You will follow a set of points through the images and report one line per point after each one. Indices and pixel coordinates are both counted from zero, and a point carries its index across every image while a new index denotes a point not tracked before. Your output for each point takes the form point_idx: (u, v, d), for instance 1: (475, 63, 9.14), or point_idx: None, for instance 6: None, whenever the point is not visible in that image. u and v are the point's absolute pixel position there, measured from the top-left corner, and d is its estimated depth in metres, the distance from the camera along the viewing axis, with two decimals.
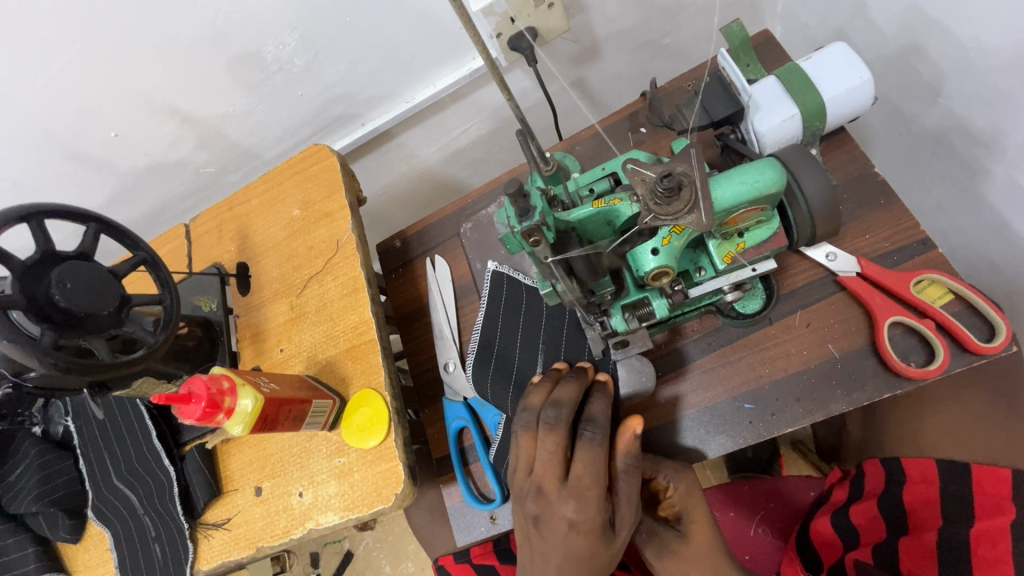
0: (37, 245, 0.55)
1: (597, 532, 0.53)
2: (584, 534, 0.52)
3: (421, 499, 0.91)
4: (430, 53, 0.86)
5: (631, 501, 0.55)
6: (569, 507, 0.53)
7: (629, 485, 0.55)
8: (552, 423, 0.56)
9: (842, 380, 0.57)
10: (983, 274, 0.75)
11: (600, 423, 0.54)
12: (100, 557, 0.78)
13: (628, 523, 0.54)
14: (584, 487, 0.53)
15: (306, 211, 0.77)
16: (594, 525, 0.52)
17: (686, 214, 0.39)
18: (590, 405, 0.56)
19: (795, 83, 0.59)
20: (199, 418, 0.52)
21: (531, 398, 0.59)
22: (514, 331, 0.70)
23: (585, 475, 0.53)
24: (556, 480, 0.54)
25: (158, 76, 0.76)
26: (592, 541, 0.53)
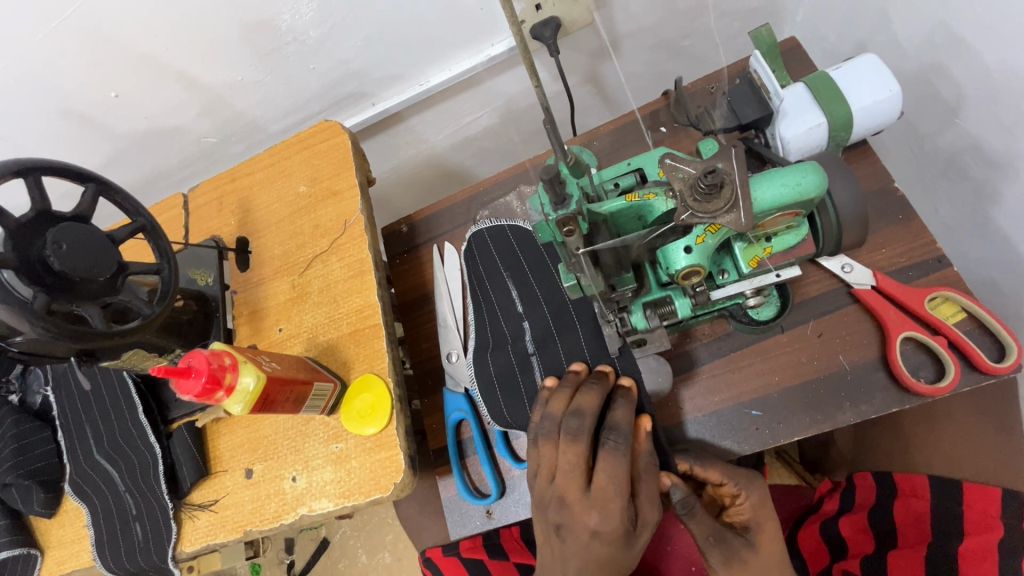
0: (33, 203, 0.52)
1: (620, 541, 0.52)
2: (608, 543, 0.52)
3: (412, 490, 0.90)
4: (448, 35, 0.84)
5: (652, 499, 0.54)
6: (592, 517, 0.52)
7: (648, 484, 0.54)
8: (574, 433, 0.55)
9: (851, 392, 0.57)
10: (985, 297, 0.76)
11: (623, 431, 0.54)
12: (75, 534, 0.75)
13: (651, 521, 0.54)
14: (608, 498, 0.52)
15: (313, 188, 0.75)
16: (617, 535, 0.52)
17: (724, 213, 0.38)
18: (613, 411, 0.56)
19: (824, 91, 0.58)
20: (198, 394, 0.49)
21: (552, 405, 0.58)
22: (521, 328, 0.69)
23: (608, 485, 0.52)
24: (579, 489, 0.54)
25: (166, 37, 0.73)
26: (614, 549, 0.52)
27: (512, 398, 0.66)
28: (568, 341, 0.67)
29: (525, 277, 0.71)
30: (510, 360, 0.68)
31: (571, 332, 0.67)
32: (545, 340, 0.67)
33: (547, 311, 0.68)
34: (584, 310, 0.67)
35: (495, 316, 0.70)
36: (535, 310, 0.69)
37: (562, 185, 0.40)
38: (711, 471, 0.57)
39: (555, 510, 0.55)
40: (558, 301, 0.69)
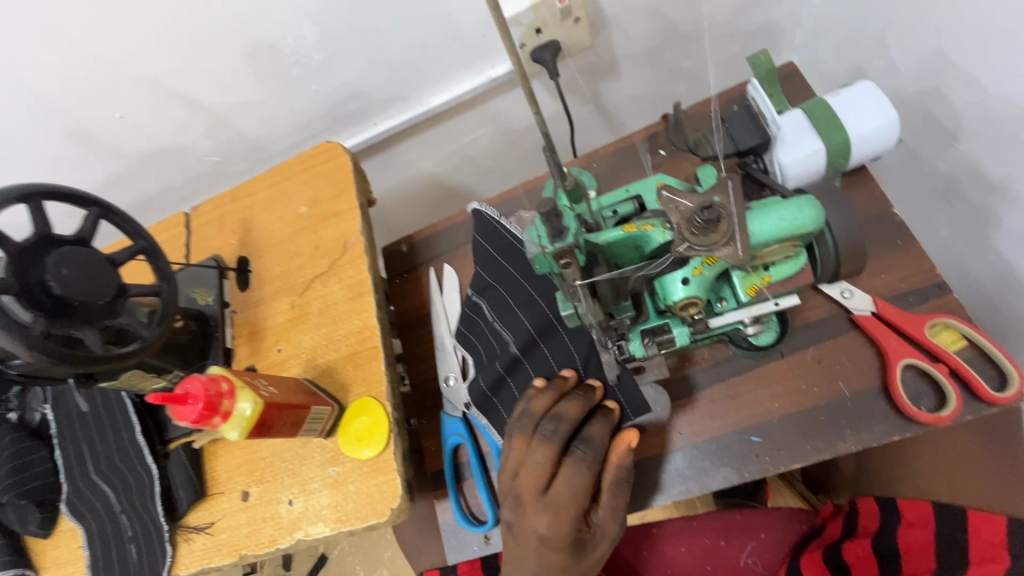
0: (34, 228, 0.52)
1: (565, 549, 0.54)
2: (553, 550, 0.55)
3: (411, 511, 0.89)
4: (450, 58, 0.85)
5: (614, 513, 0.56)
6: (541, 521, 0.55)
7: (616, 498, 0.56)
8: (547, 435, 0.56)
9: (851, 419, 0.57)
10: (984, 319, 0.76)
11: (594, 444, 0.56)
12: (70, 555, 0.74)
13: (607, 538, 0.56)
14: (562, 505, 0.54)
15: (314, 210, 0.75)
16: (562, 542, 0.54)
17: (722, 246, 0.38)
18: (591, 425, 0.57)
19: (821, 118, 0.59)
20: (194, 420, 0.49)
21: (533, 404, 0.59)
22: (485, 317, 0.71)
23: (566, 492, 0.54)
24: (536, 491, 0.55)
25: (171, 58, 0.74)
26: (560, 557, 0.55)
27: (485, 370, 0.68)
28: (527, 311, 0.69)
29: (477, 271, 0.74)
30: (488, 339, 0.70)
31: (531, 299, 0.69)
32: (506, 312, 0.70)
33: (497, 284, 0.71)
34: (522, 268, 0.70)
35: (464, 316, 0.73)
36: (495, 294, 0.71)
37: (560, 219, 0.39)
38: None
39: (511, 505, 0.58)
40: (498, 270, 0.72)
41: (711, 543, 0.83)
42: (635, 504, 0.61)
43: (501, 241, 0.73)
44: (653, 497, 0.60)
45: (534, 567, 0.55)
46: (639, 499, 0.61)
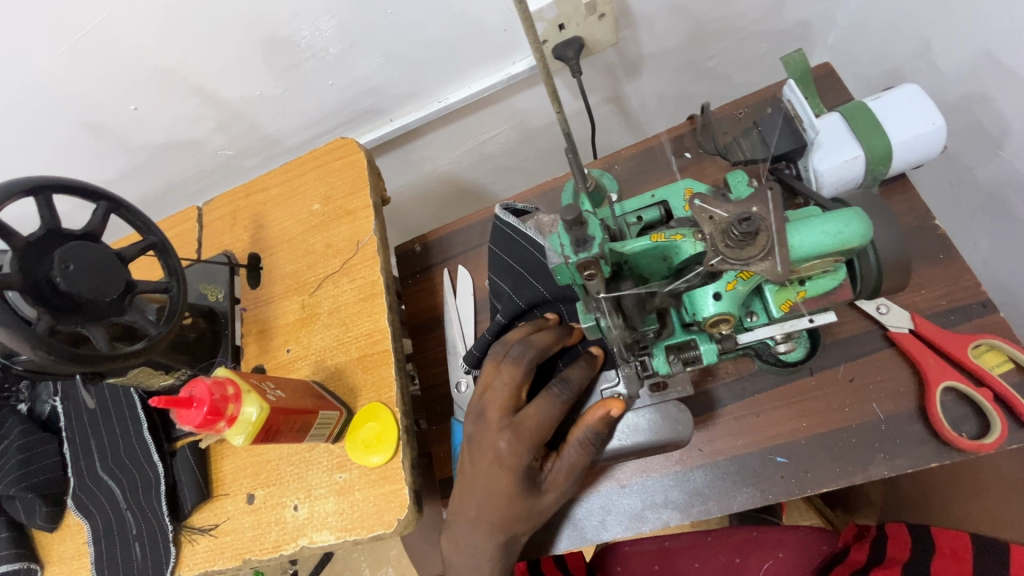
0: (42, 222, 0.51)
1: (516, 475, 0.53)
2: (505, 472, 0.53)
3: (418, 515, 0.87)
4: (470, 54, 0.83)
5: (573, 465, 0.53)
6: (502, 439, 0.53)
7: (579, 455, 0.53)
8: (516, 358, 0.56)
9: (885, 443, 0.54)
10: None
11: (572, 386, 0.55)
12: (75, 550, 0.74)
13: (559, 487, 0.54)
14: (525, 428, 0.53)
15: (327, 207, 0.74)
16: (516, 465, 0.52)
17: (759, 260, 0.35)
18: (570, 367, 0.56)
19: (861, 123, 0.55)
20: (198, 425, 0.47)
21: (512, 333, 0.61)
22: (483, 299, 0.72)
23: (531, 416, 0.53)
24: (502, 411, 0.55)
25: (185, 51, 0.72)
26: (510, 483, 0.53)
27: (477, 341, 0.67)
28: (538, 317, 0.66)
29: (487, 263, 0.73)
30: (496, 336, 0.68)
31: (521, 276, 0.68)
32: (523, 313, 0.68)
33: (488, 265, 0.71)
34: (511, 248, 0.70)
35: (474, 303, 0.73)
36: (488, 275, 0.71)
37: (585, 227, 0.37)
38: None
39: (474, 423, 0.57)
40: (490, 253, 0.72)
41: (726, 561, 0.79)
42: (650, 521, 0.59)
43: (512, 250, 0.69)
44: (669, 515, 0.58)
45: (482, 490, 0.54)
46: (655, 518, 0.58)
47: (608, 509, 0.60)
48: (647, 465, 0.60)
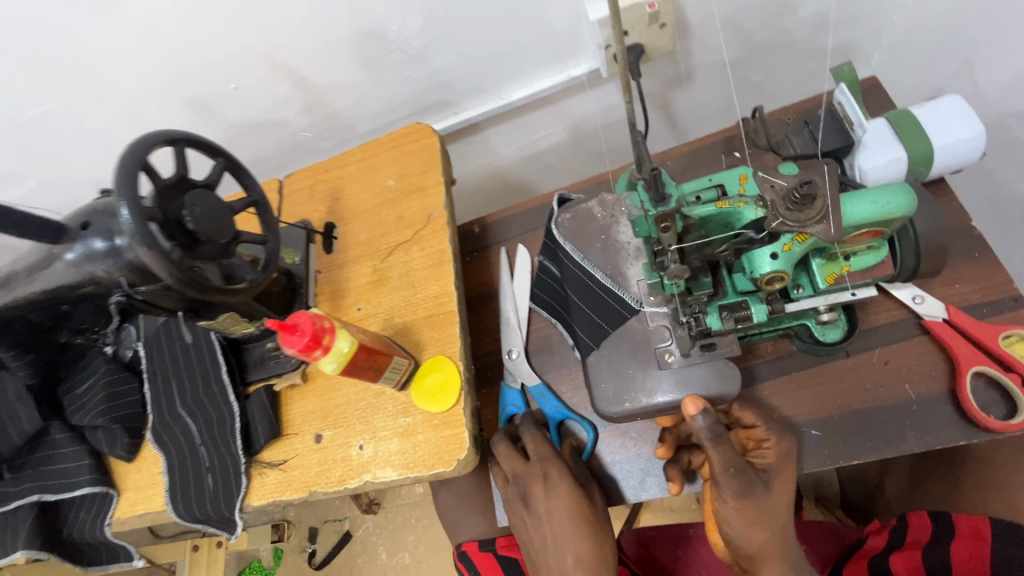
0: (177, 169, 0.59)
1: (574, 491, 0.64)
2: (563, 484, 0.64)
3: (449, 487, 0.89)
4: (537, 56, 0.91)
5: (596, 490, 0.67)
6: (547, 468, 0.65)
7: (591, 488, 0.66)
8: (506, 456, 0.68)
9: (916, 422, 0.58)
10: None
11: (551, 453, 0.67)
12: (151, 478, 0.81)
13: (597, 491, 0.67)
14: (546, 457, 0.66)
15: (401, 183, 0.81)
16: (567, 481, 0.64)
17: (815, 223, 0.40)
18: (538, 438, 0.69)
19: (906, 128, 0.60)
20: (300, 350, 0.54)
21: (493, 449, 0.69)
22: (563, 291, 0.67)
23: (553, 471, 0.65)
24: (523, 461, 0.67)
25: (288, 37, 0.81)
26: (574, 494, 0.64)
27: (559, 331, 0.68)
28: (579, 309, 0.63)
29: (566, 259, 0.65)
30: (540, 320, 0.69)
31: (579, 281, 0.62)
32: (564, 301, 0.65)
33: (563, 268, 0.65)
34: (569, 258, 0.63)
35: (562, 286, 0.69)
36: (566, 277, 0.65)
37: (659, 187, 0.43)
38: (745, 411, 0.59)
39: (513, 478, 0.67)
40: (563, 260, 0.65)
41: None
42: None
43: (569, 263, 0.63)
44: None
45: (557, 514, 0.64)
46: None
47: None
48: None
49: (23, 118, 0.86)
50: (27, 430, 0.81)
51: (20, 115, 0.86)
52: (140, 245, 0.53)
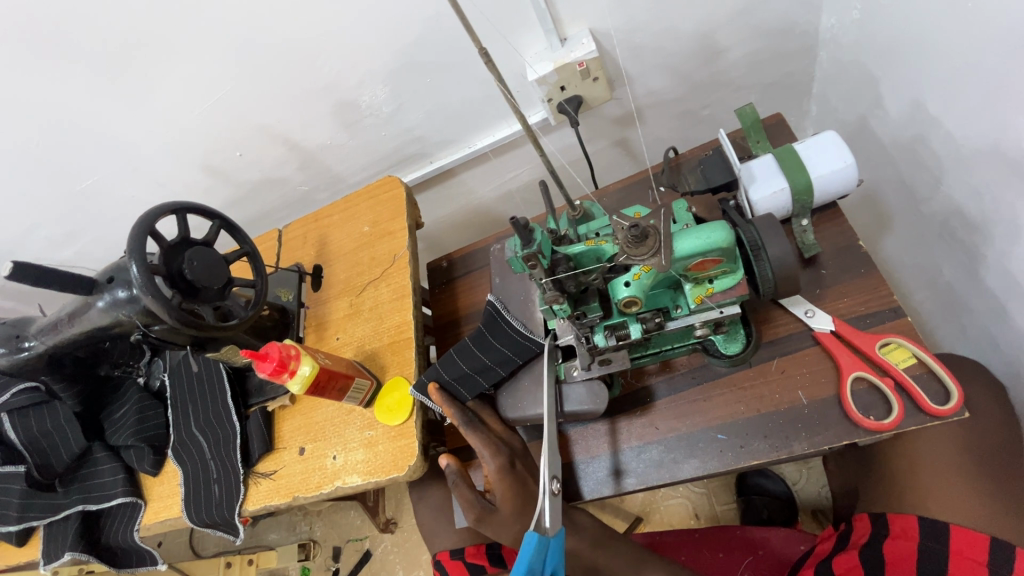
0: (179, 232, 0.74)
1: (495, 462, 0.69)
2: (487, 455, 0.69)
3: (427, 500, 0.99)
4: (494, 109, 1.03)
5: (506, 491, 0.69)
6: (481, 448, 0.70)
7: (504, 489, 0.69)
8: (471, 423, 0.71)
9: (807, 424, 0.64)
10: (999, 347, 0.80)
11: (504, 449, 0.71)
12: (170, 490, 0.95)
13: (503, 495, 0.69)
14: (493, 441, 0.71)
15: (374, 229, 0.94)
16: (491, 453, 0.70)
17: (648, 257, 0.50)
18: (505, 432, 0.74)
19: (788, 162, 0.68)
20: (271, 374, 0.68)
21: (492, 423, 0.74)
22: (476, 350, 0.74)
23: (491, 446, 0.70)
24: (497, 425, 0.74)
25: (279, 112, 0.97)
26: (491, 460, 0.69)
27: (486, 375, 0.73)
28: (487, 346, 0.74)
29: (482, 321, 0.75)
30: (436, 367, 0.74)
31: (495, 323, 0.74)
32: (461, 347, 0.74)
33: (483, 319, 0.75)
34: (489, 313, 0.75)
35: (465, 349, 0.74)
36: (483, 333, 0.74)
37: (554, 229, 0.58)
38: (474, 435, 0.70)
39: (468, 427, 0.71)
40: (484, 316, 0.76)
41: (711, 555, 0.94)
42: (614, 487, 0.70)
43: (489, 317, 0.75)
44: (629, 480, 0.69)
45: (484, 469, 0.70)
46: (617, 482, 0.70)
47: (579, 475, 0.73)
48: (613, 440, 0.72)
49: (75, 188, 1.05)
50: (75, 449, 0.95)
51: (72, 186, 1.04)
52: (146, 293, 0.67)
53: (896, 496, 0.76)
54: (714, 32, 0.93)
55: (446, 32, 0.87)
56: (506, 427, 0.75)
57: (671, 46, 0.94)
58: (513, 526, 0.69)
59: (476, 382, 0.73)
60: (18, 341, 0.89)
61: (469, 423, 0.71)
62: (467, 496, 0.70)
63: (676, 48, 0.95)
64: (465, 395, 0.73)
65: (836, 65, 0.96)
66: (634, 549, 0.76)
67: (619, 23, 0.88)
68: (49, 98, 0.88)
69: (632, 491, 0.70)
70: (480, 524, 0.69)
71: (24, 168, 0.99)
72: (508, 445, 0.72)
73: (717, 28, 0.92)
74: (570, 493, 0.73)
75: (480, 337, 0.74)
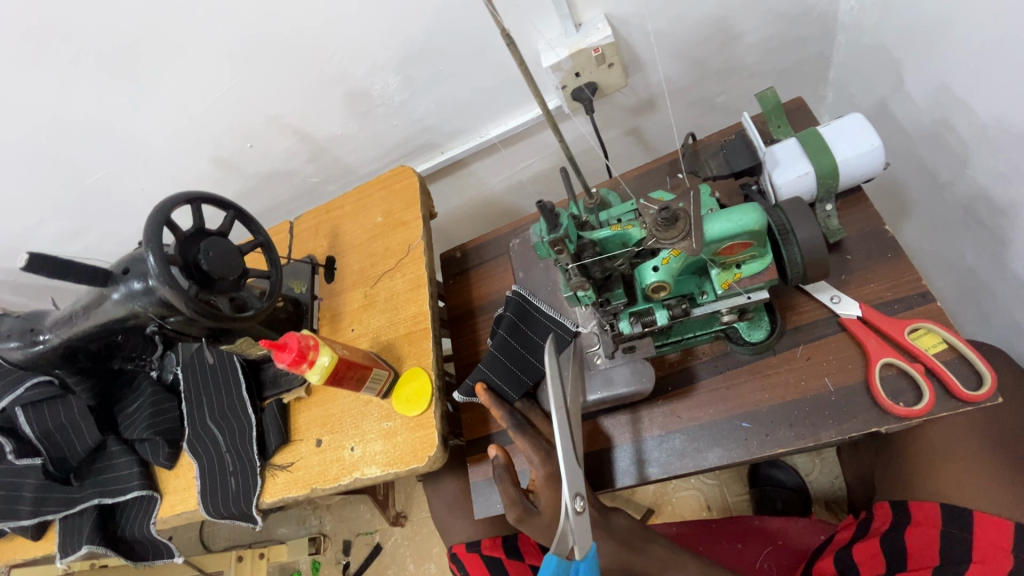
0: (195, 223, 0.73)
1: (544, 465, 0.68)
2: (536, 457, 0.68)
3: (442, 492, 0.99)
4: (506, 98, 1.02)
5: (551, 495, 0.68)
6: (531, 450, 0.69)
7: (549, 492, 0.68)
8: (519, 424, 0.70)
9: (833, 411, 0.63)
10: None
11: (553, 454, 0.69)
12: (186, 483, 0.95)
13: (547, 499, 0.68)
14: (542, 444, 0.69)
15: (387, 219, 0.93)
16: (540, 456, 0.68)
17: (679, 240, 0.49)
18: (554, 436, 0.73)
19: (813, 145, 0.67)
20: (290, 364, 0.67)
21: (541, 426, 0.73)
22: (517, 346, 0.74)
23: (540, 448, 0.69)
24: (548, 429, 0.72)
25: (290, 103, 0.96)
26: (540, 463, 0.68)
27: (531, 371, 0.73)
28: (527, 341, 0.74)
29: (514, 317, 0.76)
30: (480, 370, 0.74)
31: (530, 317, 0.75)
32: (501, 345, 0.75)
33: (517, 316, 0.76)
34: (520, 308, 0.76)
35: (505, 347, 0.74)
36: (520, 328, 0.75)
37: (577, 214, 0.57)
38: (524, 437, 0.69)
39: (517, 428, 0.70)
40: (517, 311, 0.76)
41: (728, 545, 0.94)
42: (637, 477, 0.70)
43: (523, 312, 0.76)
44: (652, 470, 0.69)
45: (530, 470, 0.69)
46: (640, 472, 0.69)
47: (600, 465, 0.72)
48: (635, 430, 0.71)
49: (84, 182, 1.05)
50: (88, 443, 0.95)
51: (81, 180, 1.04)
52: (163, 285, 0.66)
53: (915, 484, 0.75)
54: (731, 17, 0.91)
55: (459, 19, 0.86)
56: (554, 430, 0.73)
57: (687, 31, 0.93)
58: (553, 529, 0.68)
59: (522, 379, 0.73)
60: (33, 335, 0.88)
61: (518, 425, 0.70)
62: (512, 496, 0.69)
63: (692, 33, 0.93)
64: (513, 395, 0.73)
65: (856, 49, 0.94)
66: (655, 539, 0.76)
67: (636, 7, 0.87)
68: (58, 88, 0.87)
69: (655, 481, 0.69)
70: (522, 524, 0.68)
71: (32, 161, 0.98)
72: (557, 450, 0.71)
73: (735, 13, 0.91)
74: (592, 483, 0.72)
75: (518, 333, 0.75)
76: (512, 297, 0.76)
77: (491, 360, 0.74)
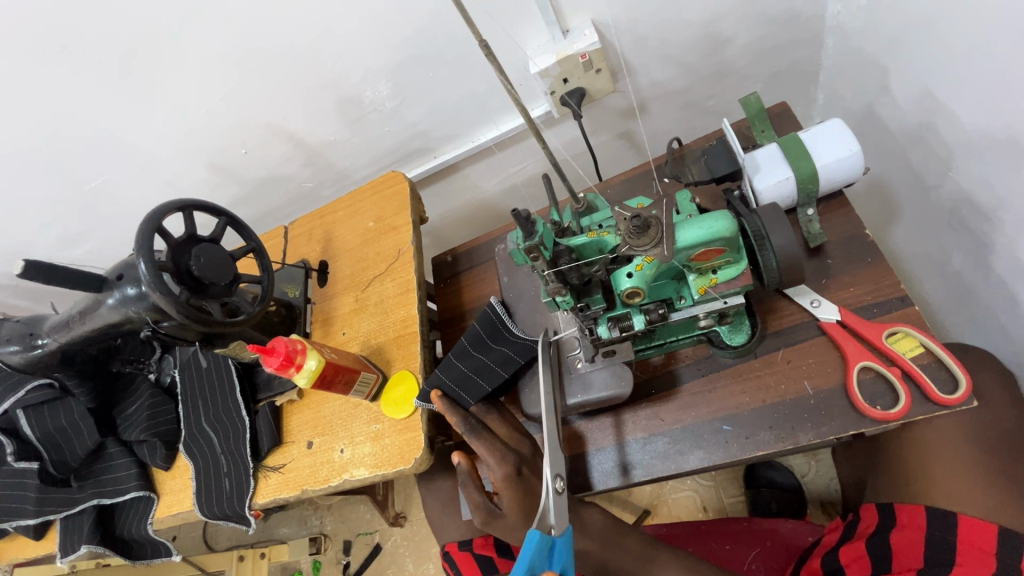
0: (186, 230, 0.75)
1: (500, 469, 0.69)
2: (492, 462, 0.69)
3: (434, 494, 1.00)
4: (497, 103, 1.03)
5: (512, 497, 0.69)
6: (487, 455, 0.69)
7: (510, 494, 0.69)
8: (474, 429, 0.70)
9: (812, 414, 0.64)
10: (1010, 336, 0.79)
11: (511, 456, 0.70)
12: (182, 483, 0.97)
13: (508, 501, 0.69)
14: (497, 448, 0.70)
15: (378, 224, 0.94)
16: (496, 460, 0.69)
17: (651, 248, 0.51)
18: (511, 436, 0.73)
19: (792, 151, 0.68)
20: (278, 368, 0.69)
21: (497, 427, 0.73)
22: (479, 355, 0.75)
23: (496, 452, 0.70)
24: (506, 431, 0.73)
25: (283, 109, 0.98)
26: (497, 467, 0.69)
27: (489, 377, 0.74)
28: (488, 350, 0.75)
29: (480, 327, 0.77)
30: (436, 374, 0.73)
31: (496, 329, 0.76)
32: (461, 351, 0.75)
33: (482, 326, 0.76)
34: (488, 320, 0.77)
35: (467, 354, 0.75)
36: (484, 338, 0.76)
37: (556, 221, 0.58)
38: (479, 442, 0.70)
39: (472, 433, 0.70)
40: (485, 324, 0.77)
41: (718, 546, 0.94)
42: (620, 479, 0.70)
43: (489, 323, 0.76)
44: (635, 472, 0.69)
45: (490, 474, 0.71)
46: (622, 474, 0.70)
47: (583, 467, 0.73)
48: (618, 432, 0.72)
49: (84, 189, 1.07)
50: (88, 444, 0.97)
51: (81, 187, 1.06)
52: (154, 290, 0.68)
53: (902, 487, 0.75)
54: (718, 22, 0.92)
55: (448, 27, 0.87)
56: (513, 431, 0.74)
57: (675, 36, 0.93)
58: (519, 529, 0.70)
59: (478, 385, 0.73)
60: (31, 339, 0.90)
61: (473, 430, 0.70)
62: (478, 499, 0.72)
63: (680, 38, 0.94)
64: (467, 400, 0.73)
65: (844, 52, 0.94)
66: (640, 540, 0.77)
67: (622, 13, 0.87)
68: (57, 98, 0.89)
69: (638, 483, 0.70)
70: (488, 527, 0.71)
71: (34, 169, 1.00)
72: (516, 451, 0.72)
73: (722, 18, 0.91)
74: (576, 485, 0.73)
75: (482, 342, 0.76)
76: (487, 311, 0.76)
77: (450, 364, 0.74)
